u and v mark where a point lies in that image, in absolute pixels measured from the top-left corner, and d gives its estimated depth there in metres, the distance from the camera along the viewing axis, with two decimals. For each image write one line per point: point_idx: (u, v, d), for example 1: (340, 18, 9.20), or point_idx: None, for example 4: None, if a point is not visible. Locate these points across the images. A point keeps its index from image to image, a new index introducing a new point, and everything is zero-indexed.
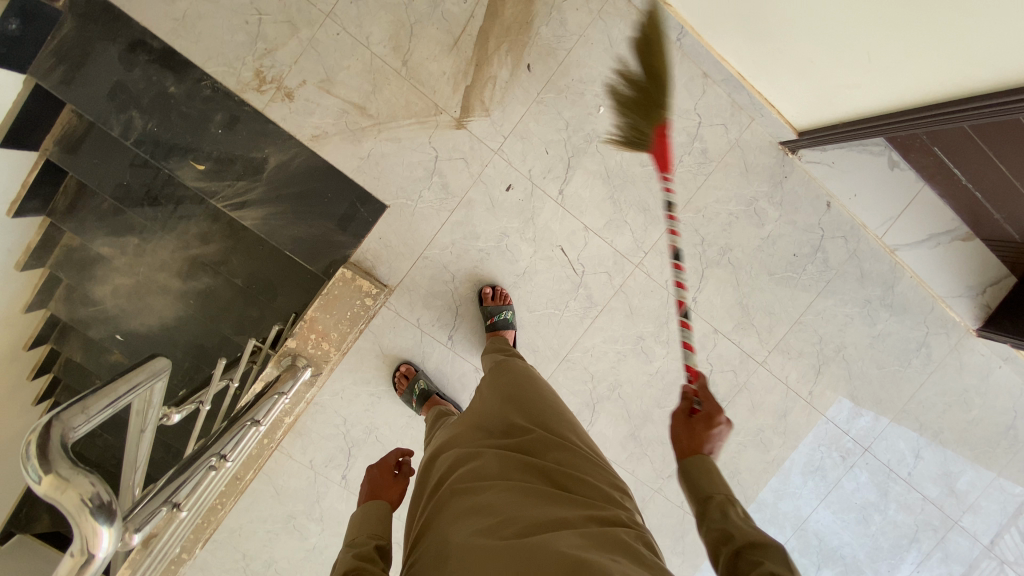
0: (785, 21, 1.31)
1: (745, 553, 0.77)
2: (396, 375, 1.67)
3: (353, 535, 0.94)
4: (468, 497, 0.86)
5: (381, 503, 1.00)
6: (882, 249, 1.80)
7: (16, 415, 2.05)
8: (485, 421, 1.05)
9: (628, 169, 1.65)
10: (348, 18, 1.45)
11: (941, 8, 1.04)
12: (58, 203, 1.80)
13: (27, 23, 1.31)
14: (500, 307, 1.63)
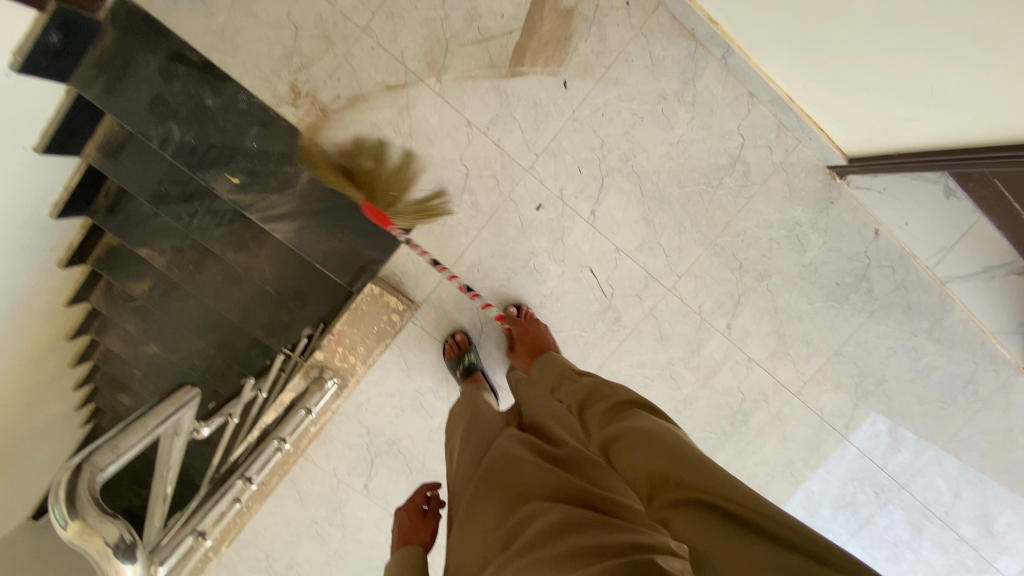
0: (844, 49, 1.23)
1: (596, 410, 0.88)
2: (448, 341, 1.64)
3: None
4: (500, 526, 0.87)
5: (414, 546, 1.03)
6: (931, 280, 1.71)
7: (58, 403, 2.14)
8: (515, 439, 1.04)
9: (664, 191, 1.58)
10: (383, 33, 1.43)
11: (1022, 52, 0.95)
12: (99, 205, 1.84)
13: (68, 35, 1.31)
14: (525, 327, 1.59)
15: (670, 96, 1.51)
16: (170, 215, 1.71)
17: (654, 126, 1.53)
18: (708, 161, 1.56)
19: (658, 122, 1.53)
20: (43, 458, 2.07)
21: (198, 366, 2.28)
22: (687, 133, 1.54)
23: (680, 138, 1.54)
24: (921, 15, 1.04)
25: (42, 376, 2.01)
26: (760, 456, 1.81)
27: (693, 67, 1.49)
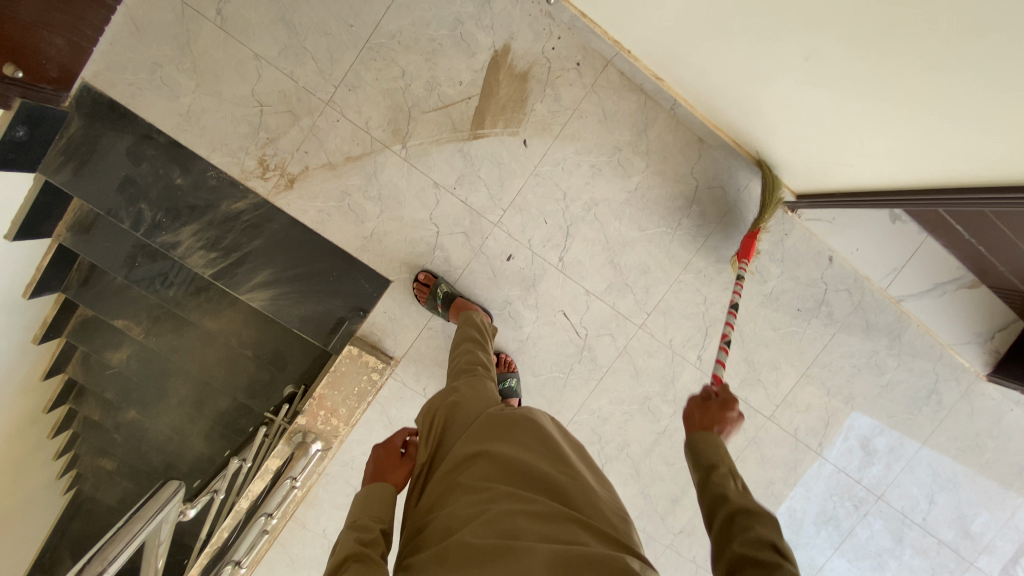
0: (772, 103, 1.28)
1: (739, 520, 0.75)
2: (416, 286, 1.59)
3: (354, 517, 0.86)
4: (470, 502, 0.80)
5: (386, 487, 0.91)
6: (886, 300, 1.79)
7: (39, 473, 2.11)
8: (491, 421, 0.95)
9: (627, 235, 1.65)
10: (347, 105, 1.48)
11: (934, 106, 0.99)
12: (71, 279, 1.85)
13: (34, 128, 1.34)
14: (506, 374, 1.60)
15: (625, 146, 1.59)
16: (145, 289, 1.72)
17: (612, 175, 1.61)
18: (666, 204, 1.64)
19: (616, 171, 1.61)
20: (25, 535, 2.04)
21: (181, 428, 2.28)
22: (644, 180, 1.62)
23: (638, 184, 1.62)
24: (847, 76, 1.07)
25: (22, 451, 1.97)
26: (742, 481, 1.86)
27: (644, 119, 1.58)
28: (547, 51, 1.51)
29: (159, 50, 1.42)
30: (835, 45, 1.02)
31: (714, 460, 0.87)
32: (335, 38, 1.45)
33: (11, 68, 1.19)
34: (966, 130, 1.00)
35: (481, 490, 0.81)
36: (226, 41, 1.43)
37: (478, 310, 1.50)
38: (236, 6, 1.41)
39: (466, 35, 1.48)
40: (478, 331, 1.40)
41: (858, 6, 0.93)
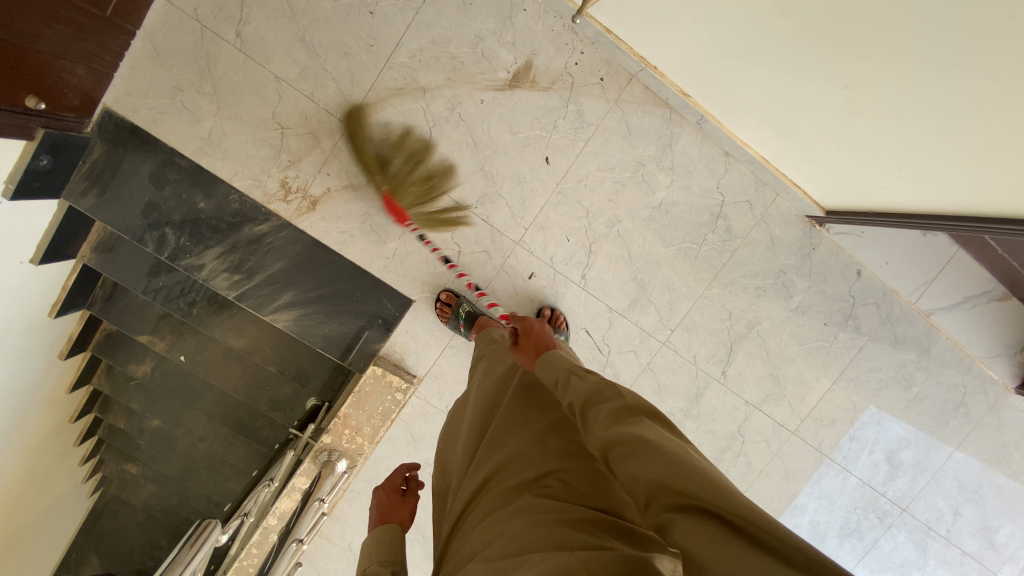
0: (798, 127, 1.23)
1: (594, 409, 0.71)
2: (439, 303, 1.58)
3: (364, 566, 0.82)
4: (489, 527, 0.74)
5: (391, 525, 0.88)
6: (916, 313, 1.76)
7: (62, 479, 2.16)
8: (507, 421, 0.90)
9: (650, 251, 1.63)
10: (368, 126, 1.47)
11: (980, 141, 0.96)
12: (96, 296, 1.87)
13: (57, 156, 1.33)
14: None
15: (649, 162, 1.56)
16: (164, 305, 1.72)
17: (636, 192, 1.58)
18: (690, 220, 1.61)
19: (639, 188, 1.58)
20: (46, 538, 2.13)
21: (205, 437, 2.32)
22: (669, 196, 1.59)
23: (662, 200, 1.59)
24: (886, 106, 1.02)
25: (48, 461, 2.02)
26: (765, 494, 1.85)
27: (669, 134, 1.54)
28: (570, 67, 1.48)
29: (180, 74, 1.42)
30: (875, 72, 0.98)
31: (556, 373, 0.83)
32: (355, 58, 1.43)
33: (35, 99, 1.19)
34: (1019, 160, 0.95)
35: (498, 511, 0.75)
36: (247, 64, 1.41)
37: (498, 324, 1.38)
38: (256, 28, 1.40)
39: (488, 52, 1.45)
40: (499, 330, 1.30)
41: (904, 35, 0.89)
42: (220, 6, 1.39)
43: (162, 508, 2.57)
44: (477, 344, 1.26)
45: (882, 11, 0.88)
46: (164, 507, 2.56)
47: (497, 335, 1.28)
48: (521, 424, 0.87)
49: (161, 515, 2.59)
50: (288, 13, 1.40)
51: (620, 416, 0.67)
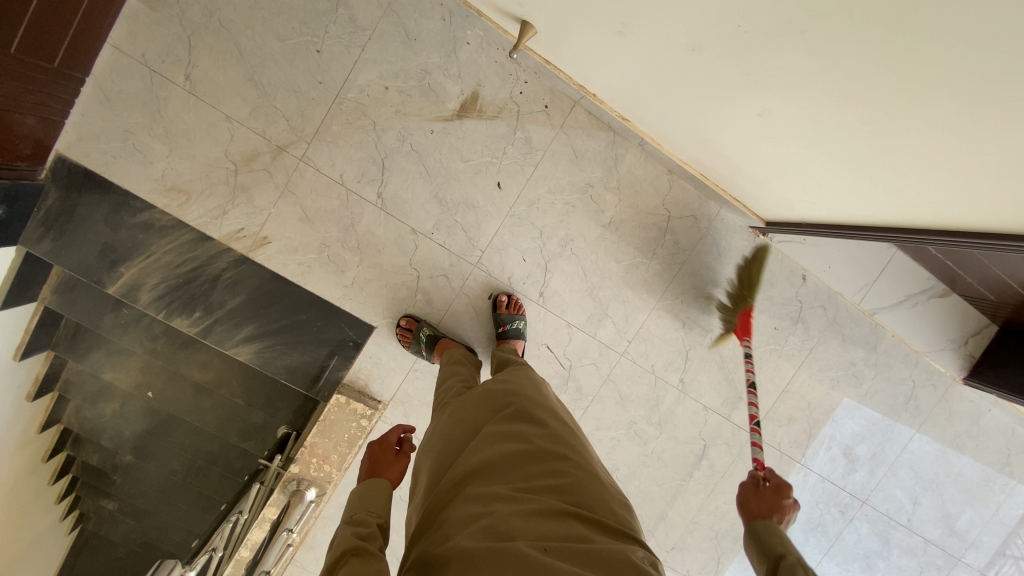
0: (729, 154, 1.30)
1: None
2: (399, 330, 1.62)
3: (351, 512, 0.83)
4: (473, 511, 0.75)
5: (381, 481, 0.89)
6: (860, 313, 1.85)
7: (42, 518, 2.15)
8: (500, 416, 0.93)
9: (604, 268, 1.69)
10: (321, 160, 1.50)
11: (888, 166, 1.03)
12: (60, 336, 1.87)
13: (12, 206, 1.35)
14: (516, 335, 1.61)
15: (597, 182, 1.62)
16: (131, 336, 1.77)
17: (586, 212, 1.64)
18: (640, 236, 1.67)
19: (589, 208, 1.64)
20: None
21: (179, 470, 2.31)
22: (618, 214, 1.65)
23: (611, 218, 1.65)
24: (796, 131, 1.07)
25: (24, 504, 2.01)
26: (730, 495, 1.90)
27: (613, 155, 1.61)
28: (514, 96, 1.54)
29: (132, 118, 1.44)
30: (786, 108, 1.03)
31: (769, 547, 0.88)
32: (304, 95, 1.46)
33: None
34: (919, 176, 1.01)
35: (484, 497, 0.77)
36: (197, 105, 1.44)
37: (459, 347, 1.50)
38: (205, 70, 1.43)
39: (434, 85, 1.50)
40: (461, 362, 1.39)
41: (800, 73, 0.93)
42: (168, 50, 1.42)
43: (141, 541, 2.54)
44: (444, 374, 1.34)
45: (777, 53, 0.91)
46: (143, 540, 2.54)
47: (461, 366, 1.37)
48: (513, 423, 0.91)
49: (139, 549, 2.56)
50: (236, 55, 1.43)
51: None
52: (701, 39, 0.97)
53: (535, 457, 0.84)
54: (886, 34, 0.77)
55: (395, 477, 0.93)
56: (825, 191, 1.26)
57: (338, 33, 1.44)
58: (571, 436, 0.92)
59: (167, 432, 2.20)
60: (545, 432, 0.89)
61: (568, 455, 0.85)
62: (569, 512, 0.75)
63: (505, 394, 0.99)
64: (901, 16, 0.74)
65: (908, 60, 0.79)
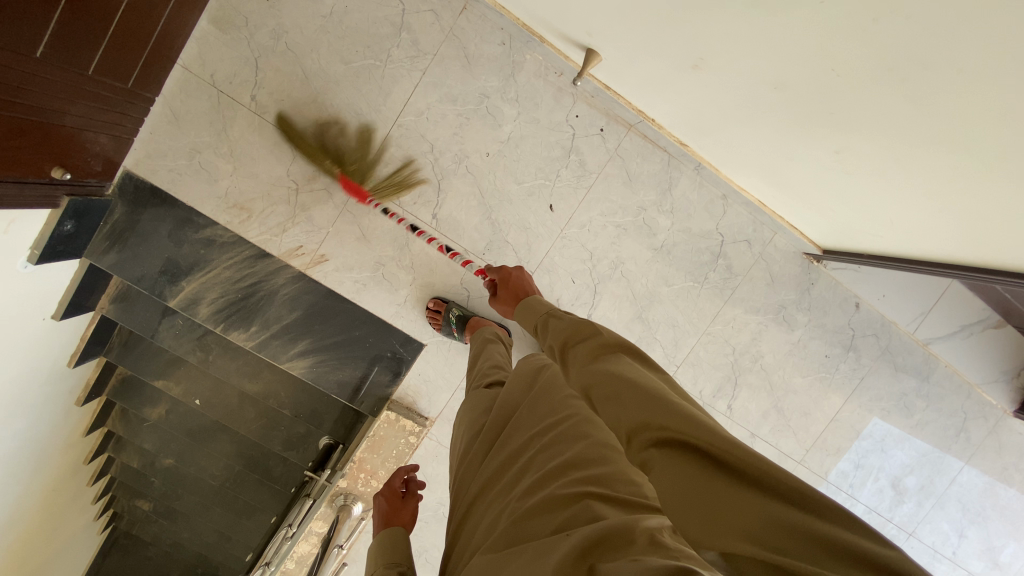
0: (793, 184, 1.29)
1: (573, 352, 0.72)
2: (428, 312, 1.60)
3: (372, 566, 0.85)
4: (500, 515, 0.73)
5: (394, 527, 0.94)
6: (914, 342, 1.83)
7: (77, 516, 2.20)
8: (527, 409, 0.89)
9: (653, 290, 1.68)
10: (379, 180, 1.53)
11: (967, 210, 1.02)
12: (113, 343, 1.91)
13: (80, 220, 1.40)
14: None
15: (650, 206, 1.62)
16: (180, 346, 1.78)
17: (637, 235, 1.63)
18: (691, 260, 1.66)
19: (641, 231, 1.63)
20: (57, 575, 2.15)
21: (219, 475, 2.34)
22: (669, 237, 1.64)
23: (663, 242, 1.64)
24: (874, 168, 1.05)
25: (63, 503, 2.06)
26: None
27: (668, 178, 1.61)
28: (570, 119, 1.55)
29: (198, 137, 1.47)
30: (867, 148, 1.01)
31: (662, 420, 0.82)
32: (365, 117, 1.49)
33: (59, 171, 1.24)
34: (1004, 220, 0.99)
35: (506, 501, 0.74)
36: (262, 125, 1.48)
37: (492, 325, 1.48)
38: (270, 91, 1.46)
39: (492, 108, 1.52)
40: (496, 340, 1.38)
41: (889, 118, 0.91)
42: (236, 72, 1.45)
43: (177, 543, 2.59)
44: (478, 353, 1.33)
45: (869, 99, 0.90)
46: (175, 540, 2.60)
47: (495, 344, 1.36)
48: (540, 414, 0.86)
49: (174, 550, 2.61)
50: (301, 77, 1.46)
51: (596, 352, 0.68)
52: (786, 78, 0.96)
53: (553, 444, 0.78)
54: (993, 87, 0.75)
55: (405, 520, 1.01)
56: (892, 227, 1.24)
57: (400, 57, 1.47)
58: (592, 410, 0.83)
59: (209, 439, 2.23)
60: (564, 414, 0.82)
61: (587, 435, 0.77)
62: (588, 489, 0.67)
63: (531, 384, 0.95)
64: (1013, 73, 0.72)
65: (1009, 117, 0.78)
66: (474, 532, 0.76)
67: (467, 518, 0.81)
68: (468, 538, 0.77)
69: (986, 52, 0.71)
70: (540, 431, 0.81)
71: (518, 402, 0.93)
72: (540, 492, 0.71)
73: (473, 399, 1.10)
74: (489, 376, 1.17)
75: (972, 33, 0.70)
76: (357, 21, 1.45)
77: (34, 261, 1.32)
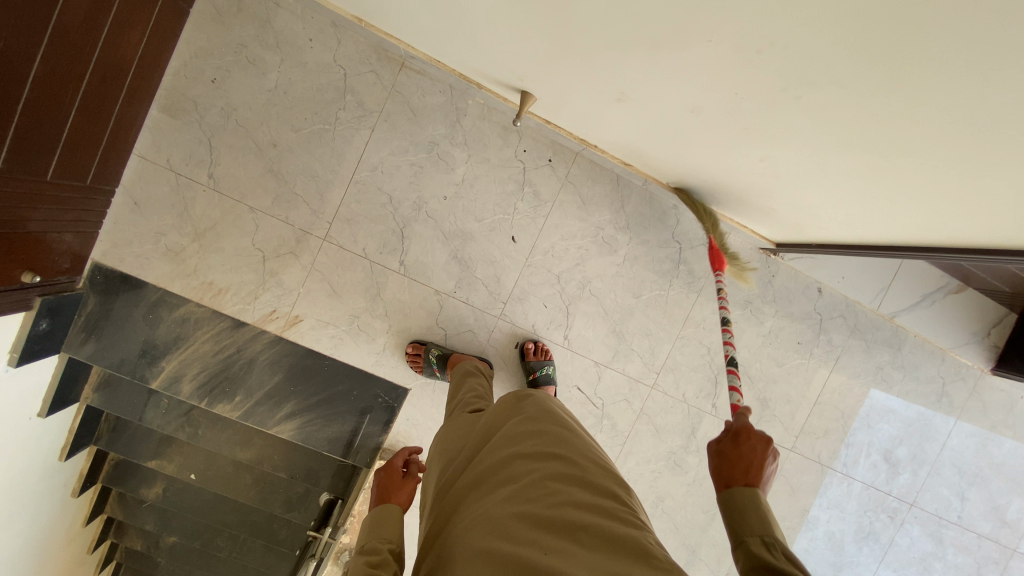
0: (733, 189, 1.36)
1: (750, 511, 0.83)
2: (408, 357, 1.63)
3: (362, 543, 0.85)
4: (479, 518, 0.73)
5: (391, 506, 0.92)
6: (881, 318, 1.88)
7: None
8: (509, 422, 0.92)
9: (623, 304, 1.72)
10: (344, 237, 1.58)
11: (890, 198, 1.09)
12: (102, 429, 1.93)
13: (54, 316, 1.42)
14: (542, 362, 1.64)
15: (607, 225, 1.68)
16: (165, 423, 1.79)
17: (600, 253, 1.69)
18: (655, 269, 1.72)
19: (602, 249, 1.69)
20: None
21: (224, 546, 2.29)
22: (631, 251, 1.70)
23: (625, 256, 1.70)
24: (800, 169, 1.12)
25: None
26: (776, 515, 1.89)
27: (620, 196, 1.67)
28: (519, 154, 1.62)
29: (161, 221, 1.51)
30: (786, 153, 1.08)
31: (745, 527, 0.78)
32: (322, 179, 1.55)
33: (29, 274, 1.28)
34: (924, 203, 1.06)
35: (487, 504, 0.75)
36: (222, 201, 1.52)
37: (471, 359, 1.52)
38: (226, 167, 1.51)
39: (442, 154, 1.59)
40: (476, 373, 1.42)
41: (800, 127, 0.98)
42: (191, 153, 1.50)
43: None
44: (458, 386, 1.36)
45: (775, 112, 0.97)
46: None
47: (476, 377, 1.40)
48: (521, 427, 0.88)
49: None
50: (254, 149, 1.52)
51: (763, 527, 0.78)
52: (700, 102, 1.03)
53: (533, 457, 0.80)
54: (879, 96, 0.82)
55: (404, 498, 0.97)
56: (831, 218, 1.31)
57: (348, 118, 1.54)
58: (571, 431, 0.87)
59: (207, 512, 2.21)
60: (543, 431, 0.85)
61: (566, 452, 0.80)
62: (568, 503, 0.71)
63: (514, 401, 0.97)
64: (894, 84, 0.79)
65: (895, 118, 0.85)
66: (448, 538, 0.75)
67: (443, 521, 0.80)
68: (441, 542, 0.76)
69: (866, 68, 0.78)
70: (522, 446, 0.83)
71: (500, 422, 0.95)
72: (521, 501, 0.72)
73: (450, 424, 1.12)
74: (470, 406, 1.20)
75: (846, 54, 0.77)
76: (302, 91, 1.51)
77: (14, 364, 1.35)
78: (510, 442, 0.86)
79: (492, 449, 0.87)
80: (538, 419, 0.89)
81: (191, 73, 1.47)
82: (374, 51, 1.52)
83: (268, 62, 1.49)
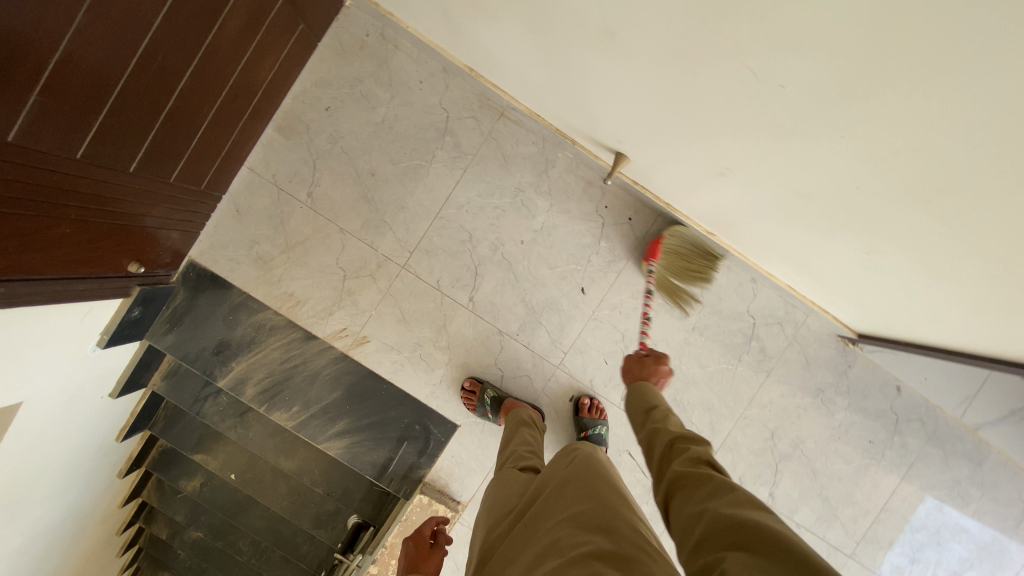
0: (822, 272, 1.33)
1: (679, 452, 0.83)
2: (463, 394, 1.63)
3: None
4: None
5: None
6: (962, 428, 1.75)
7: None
8: (557, 488, 0.88)
9: (687, 372, 1.67)
10: (421, 267, 1.63)
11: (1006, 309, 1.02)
12: (159, 416, 1.99)
13: (146, 306, 1.51)
14: (596, 420, 1.61)
15: (680, 290, 1.65)
16: (220, 421, 1.84)
17: (670, 317, 1.66)
18: (725, 342, 1.67)
19: (672, 313, 1.66)
20: None
21: (245, 551, 2.30)
22: (701, 320, 1.66)
23: (695, 324, 1.67)
24: (907, 267, 1.08)
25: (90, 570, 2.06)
26: None
27: None
28: (600, 210, 1.64)
29: (257, 229, 1.60)
30: (891, 247, 1.05)
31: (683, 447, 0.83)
32: (410, 210, 1.62)
33: (135, 264, 1.38)
34: None
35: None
36: (316, 219, 1.60)
37: (526, 408, 1.51)
38: (325, 188, 1.60)
39: (526, 201, 1.64)
40: (530, 424, 1.40)
41: (916, 227, 0.95)
42: (295, 172, 1.59)
43: None
44: (511, 435, 1.35)
45: (892, 209, 0.95)
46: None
47: (528, 428, 1.38)
48: (569, 492, 0.85)
49: None
50: (353, 175, 1.60)
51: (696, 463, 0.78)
52: (810, 188, 1.02)
53: (579, 528, 0.75)
54: (1019, 210, 0.79)
55: (431, 567, 1.17)
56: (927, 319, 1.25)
57: (443, 157, 1.62)
58: (625, 502, 0.81)
59: (237, 513, 2.23)
60: (592, 499, 0.81)
61: (610, 526, 0.75)
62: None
63: (565, 462, 0.95)
64: None
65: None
66: None
67: None
68: None
69: (1000, 183, 0.76)
70: (570, 517, 0.79)
71: (549, 486, 0.92)
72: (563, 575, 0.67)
73: (500, 480, 1.10)
74: (521, 459, 1.19)
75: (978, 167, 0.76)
76: (406, 127, 1.60)
77: (101, 345, 1.44)
78: (559, 512, 0.82)
79: (541, 519, 0.83)
80: (585, 484, 0.85)
81: (309, 100, 1.58)
82: (478, 99, 1.61)
83: (379, 98, 1.59)
